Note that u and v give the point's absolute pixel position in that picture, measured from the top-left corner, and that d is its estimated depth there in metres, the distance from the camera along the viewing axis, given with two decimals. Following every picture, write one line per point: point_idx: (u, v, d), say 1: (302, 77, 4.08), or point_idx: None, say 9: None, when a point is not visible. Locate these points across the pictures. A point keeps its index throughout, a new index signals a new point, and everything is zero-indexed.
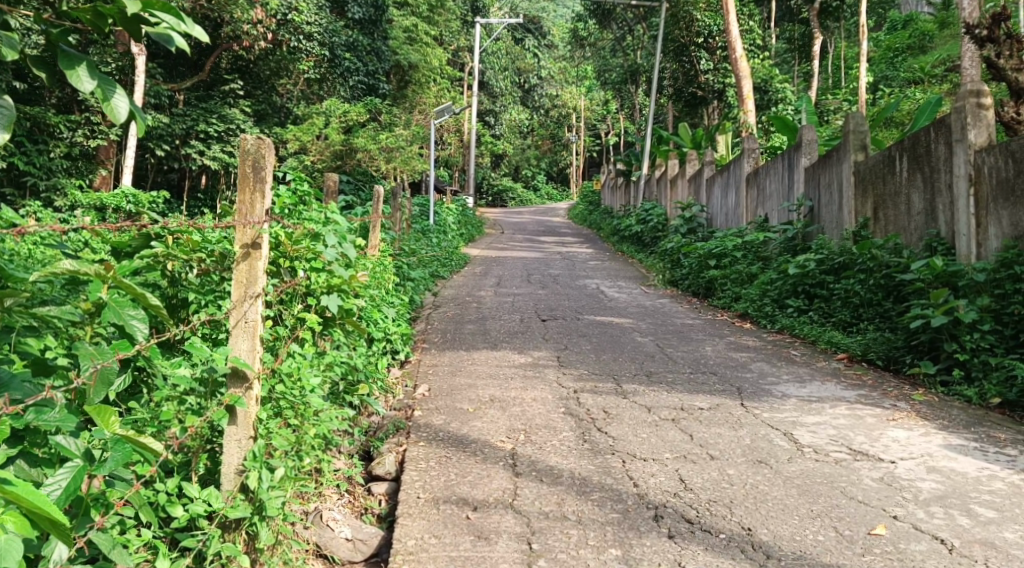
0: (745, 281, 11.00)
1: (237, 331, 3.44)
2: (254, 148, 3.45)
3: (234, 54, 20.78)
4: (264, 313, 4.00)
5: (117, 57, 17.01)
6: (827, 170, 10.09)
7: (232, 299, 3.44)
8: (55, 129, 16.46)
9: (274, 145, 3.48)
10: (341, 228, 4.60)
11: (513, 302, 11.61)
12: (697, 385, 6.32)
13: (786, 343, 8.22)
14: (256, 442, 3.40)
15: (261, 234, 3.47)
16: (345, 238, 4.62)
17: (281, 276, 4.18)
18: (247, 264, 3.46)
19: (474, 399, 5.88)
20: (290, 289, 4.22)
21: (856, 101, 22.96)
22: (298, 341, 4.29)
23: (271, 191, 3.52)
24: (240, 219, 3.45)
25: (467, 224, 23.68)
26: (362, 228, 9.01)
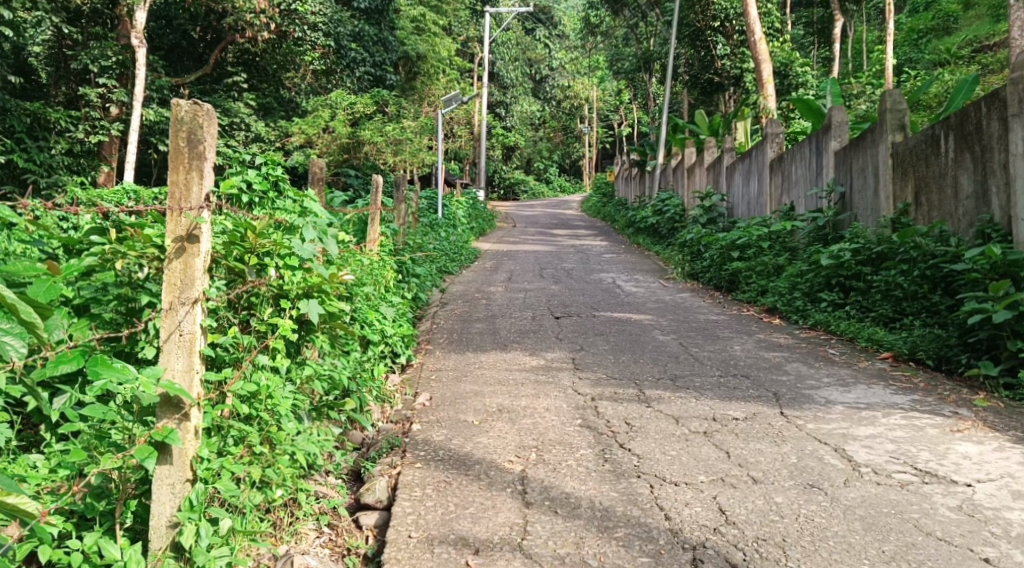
0: (771, 274, 10.35)
1: (171, 346, 3.07)
2: (188, 117, 3.08)
3: (239, 47, 20.33)
4: (217, 319, 3.43)
5: (118, 51, 16.18)
6: (861, 153, 9.38)
7: (164, 305, 3.07)
8: (57, 124, 15.88)
9: (212, 113, 3.12)
10: (323, 219, 4.02)
11: (525, 298, 10.98)
12: (728, 391, 5.68)
13: (822, 340, 7.57)
14: (193, 487, 3.04)
15: (199, 224, 3.09)
16: (327, 231, 4.04)
17: (244, 276, 3.59)
18: (181, 262, 3.08)
19: (480, 410, 5.25)
20: (254, 289, 3.63)
21: (880, 84, 22.19)
22: (267, 352, 3.70)
23: (210, 170, 3.13)
24: (174, 205, 3.07)
25: (477, 217, 23.09)
26: (361, 221, 8.40)
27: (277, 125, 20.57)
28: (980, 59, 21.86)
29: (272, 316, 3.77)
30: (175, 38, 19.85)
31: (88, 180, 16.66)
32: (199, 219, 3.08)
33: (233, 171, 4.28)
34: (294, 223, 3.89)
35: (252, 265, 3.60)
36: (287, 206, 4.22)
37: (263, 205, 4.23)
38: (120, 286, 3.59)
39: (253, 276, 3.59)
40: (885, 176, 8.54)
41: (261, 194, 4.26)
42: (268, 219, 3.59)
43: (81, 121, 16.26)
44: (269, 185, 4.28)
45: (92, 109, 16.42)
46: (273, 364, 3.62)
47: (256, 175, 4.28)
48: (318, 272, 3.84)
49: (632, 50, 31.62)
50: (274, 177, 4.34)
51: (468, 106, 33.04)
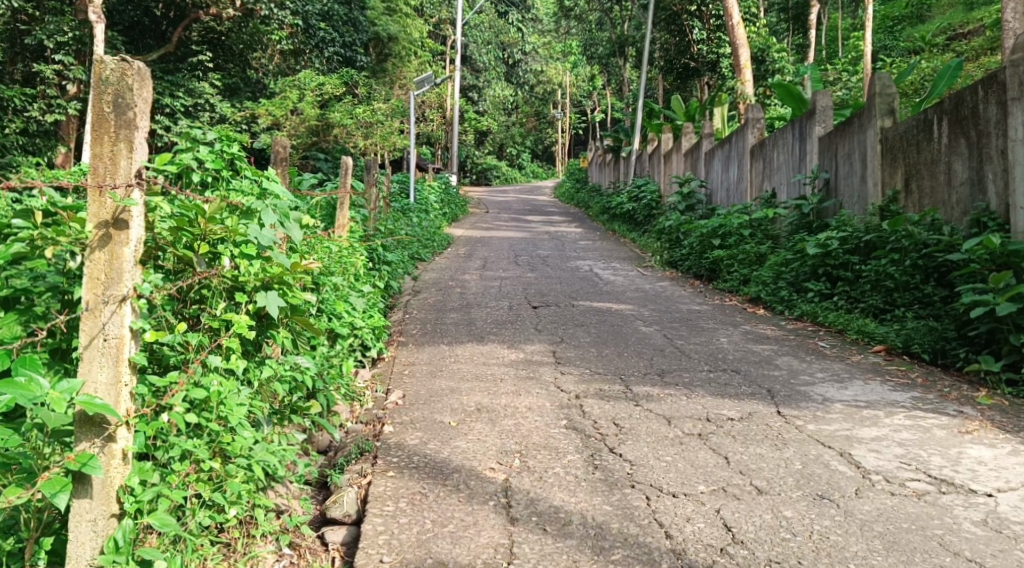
0: (753, 262, 10.07)
1: (93, 353, 2.79)
2: (115, 78, 2.78)
3: (205, 25, 19.69)
4: (156, 318, 3.09)
5: (75, 27, 15.55)
6: (847, 139, 9.11)
7: (85, 305, 2.79)
8: (11, 102, 15.39)
9: (144, 75, 2.83)
10: (283, 202, 3.65)
11: (500, 286, 10.62)
12: (721, 388, 5.36)
13: (810, 332, 7.30)
14: (118, 524, 2.78)
15: (126, 207, 2.82)
16: (289, 213, 3.67)
17: (193, 266, 3.25)
18: (107, 253, 2.81)
19: (457, 410, 4.90)
20: (205, 281, 3.28)
21: (857, 71, 22.01)
22: (217, 352, 3.35)
23: (141, 142, 2.85)
24: (97, 182, 2.79)
25: (450, 203, 22.66)
26: (329, 206, 7.97)
27: (243, 107, 19.96)
28: (955, 47, 21.74)
29: (226, 311, 3.41)
30: (137, 15, 19.17)
31: (45, 161, 15.99)
32: (128, 199, 2.80)
33: (182, 144, 3.81)
34: (251, 206, 3.52)
35: (202, 253, 3.25)
36: (244, 187, 3.82)
37: (216, 183, 3.80)
38: (50, 276, 3.22)
39: (204, 265, 3.24)
40: (874, 161, 8.25)
41: (214, 172, 3.78)
42: (220, 202, 3.24)
43: (37, 99, 15.66)
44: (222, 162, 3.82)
45: (48, 87, 15.75)
46: (225, 367, 3.26)
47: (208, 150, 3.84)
48: (278, 261, 3.48)
49: (606, 34, 31.24)
50: (228, 154, 3.90)
51: (439, 90, 32.50)
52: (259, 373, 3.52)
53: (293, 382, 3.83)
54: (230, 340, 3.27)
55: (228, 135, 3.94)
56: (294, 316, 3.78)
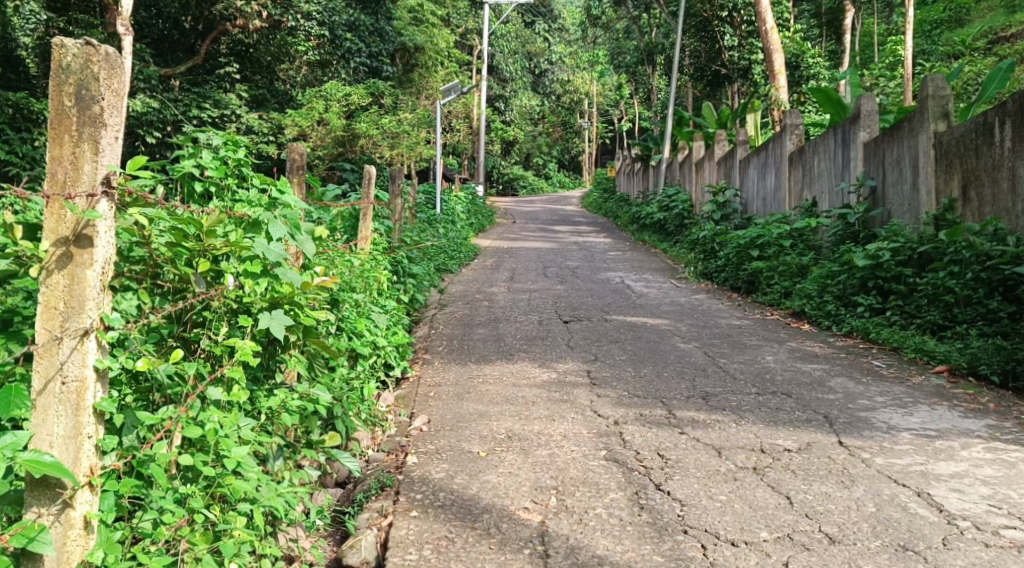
0: (795, 274, 9.60)
1: (49, 398, 2.53)
2: (78, 64, 2.53)
3: (232, 38, 19.63)
4: (144, 349, 2.83)
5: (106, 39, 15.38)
6: (895, 144, 8.64)
7: (40, 342, 2.53)
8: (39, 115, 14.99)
9: (113, 64, 2.56)
10: (293, 214, 3.37)
11: (529, 299, 10.25)
12: (773, 414, 4.91)
13: (862, 351, 6.83)
14: None
15: (90, 221, 2.55)
16: (299, 225, 3.38)
17: (192, 286, 2.99)
18: (65, 279, 2.55)
19: (487, 438, 4.51)
20: (204, 302, 3.01)
21: (895, 76, 21.44)
22: (219, 382, 3.07)
23: (107, 142, 2.58)
24: (56, 194, 2.54)
25: (476, 213, 22.33)
26: (352, 216, 7.65)
27: (270, 118, 19.82)
28: (997, 51, 21.13)
29: (229, 335, 3.13)
30: (165, 28, 19.06)
31: None
32: (93, 211, 2.54)
33: (182, 153, 3.57)
34: (257, 218, 3.24)
35: (202, 271, 3.00)
36: (251, 197, 3.54)
37: (219, 193, 3.56)
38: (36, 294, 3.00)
39: (203, 285, 2.99)
40: (927, 167, 7.80)
41: (218, 182, 3.55)
42: (220, 216, 2.97)
43: None
44: (226, 170, 3.56)
45: None
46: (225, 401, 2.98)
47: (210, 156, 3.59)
48: (284, 279, 3.20)
49: (633, 43, 30.83)
50: (235, 161, 3.64)
51: (466, 99, 32.28)
52: (266, 402, 3.22)
53: (304, 411, 3.47)
54: (232, 369, 2.99)
55: (233, 141, 3.68)
56: (307, 341, 3.47)
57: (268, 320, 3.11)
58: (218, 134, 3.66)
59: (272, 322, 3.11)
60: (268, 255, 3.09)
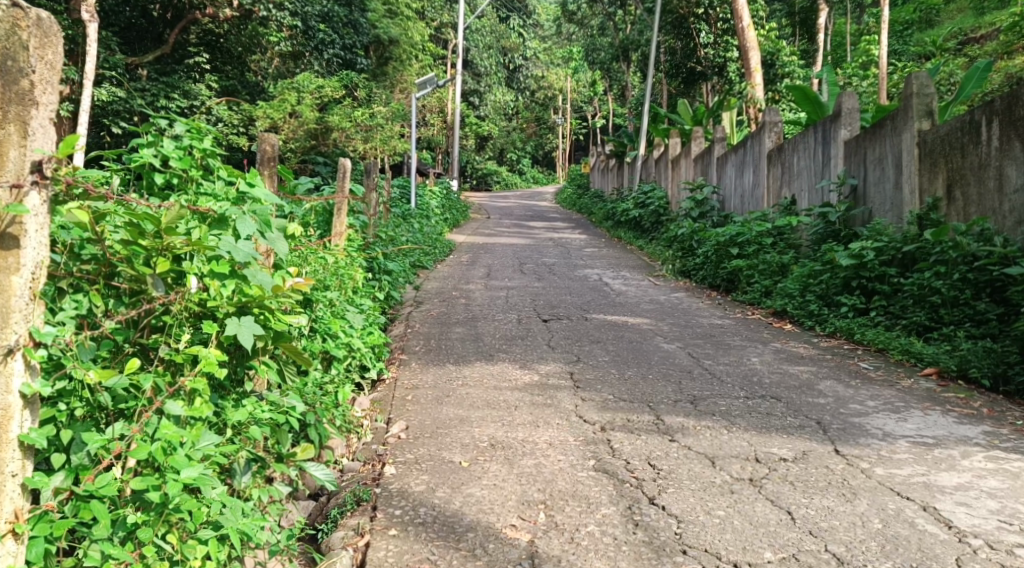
0: (776, 273, 9.47)
1: None
2: (3, 30, 2.47)
3: (202, 27, 19.28)
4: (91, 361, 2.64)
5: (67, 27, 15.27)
6: (877, 142, 8.53)
7: None
8: None
9: (47, 29, 2.53)
10: (263, 210, 3.13)
11: (507, 296, 10.04)
12: (763, 419, 4.75)
13: (848, 352, 6.70)
14: None
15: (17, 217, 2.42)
16: (270, 222, 3.14)
17: (150, 289, 2.78)
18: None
19: (469, 445, 4.30)
20: (162, 306, 2.81)
21: (870, 75, 21.44)
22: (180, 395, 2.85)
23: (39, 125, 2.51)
24: None
25: (451, 208, 22.05)
26: (326, 208, 7.38)
27: (241, 109, 19.41)
28: (970, 51, 21.21)
29: (192, 343, 2.93)
30: (133, 16, 18.61)
31: None
32: (17, 204, 2.41)
33: (142, 141, 3.31)
34: (224, 215, 3.02)
35: (161, 272, 2.79)
36: (217, 190, 3.29)
37: (183, 184, 3.30)
38: None
39: (162, 288, 2.79)
40: (909, 166, 7.65)
41: (182, 173, 3.28)
42: (179, 211, 2.77)
43: None
44: (190, 160, 3.29)
45: None
46: (187, 415, 2.78)
47: (173, 144, 3.34)
48: (253, 281, 2.97)
49: (608, 40, 30.38)
50: (200, 150, 3.39)
51: (440, 93, 31.96)
52: (234, 415, 3.01)
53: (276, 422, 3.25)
54: (194, 380, 2.79)
55: (197, 129, 3.42)
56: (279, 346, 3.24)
57: (235, 326, 2.89)
58: (182, 120, 3.41)
59: (241, 328, 2.89)
60: (236, 254, 2.87)
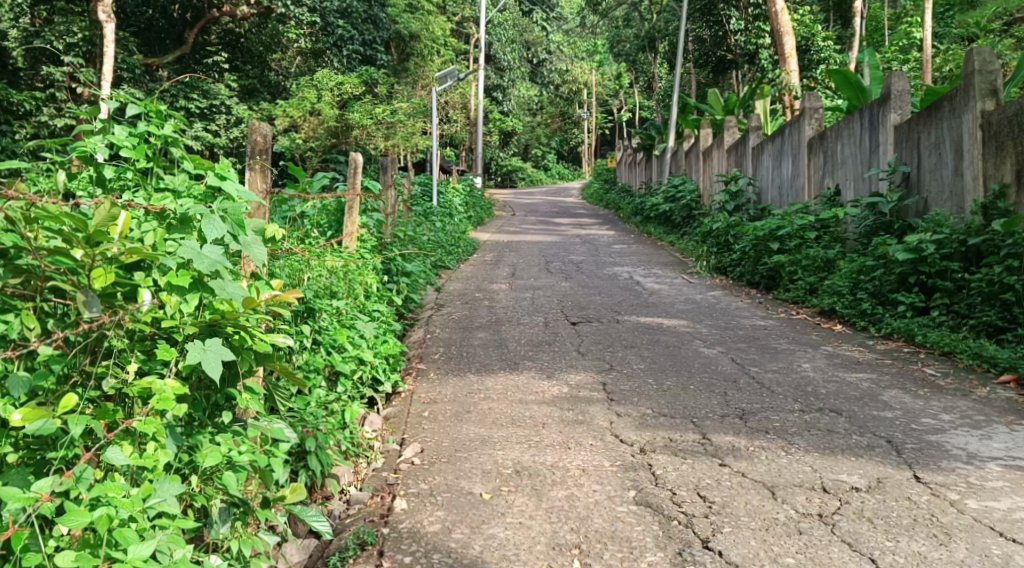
0: (821, 269, 8.87)
1: None
2: None
3: (223, 27, 19.43)
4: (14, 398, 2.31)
5: (84, 27, 15.51)
6: (931, 126, 7.90)
7: None
8: (19, 107, 14.78)
9: None
10: (236, 208, 2.74)
11: (533, 297, 9.54)
12: (826, 438, 4.18)
13: (909, 356, 6.11)
14: None
15: None
16: (244, 222, 2.76)
17: (85, 311, 2.39)
18: None
19: (492, 473, 3.80)
20: (99, 327, 2.43)
21: (910, 59, 20.59)
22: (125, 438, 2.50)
23: None
24: None
25: (475, 205, 21.56)
26: (338, 205, 6.93)
27: (261, 107, 19.08)
28: (1017, 32, 20.27)
29: (146, 371, 2.57)
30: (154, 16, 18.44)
31: None
32: None
33: (89, 128, 3.16)
34: (187, 215, 2.67)
35: (100, 286, 2.43)
36: (178, 185, 3.13)
37: (143, 180, 3.18)
38: None
39: (97, 307, 2.41)
40: (973, 150, 7.05)
41: (134, 164, 3.16)
42: (112, 209, 2.42)
43: (44, 103, 14.90)
44: (144, 150, 3.18)
45: (56, 90, 15.07)
46: (135, 463, 2.44)
47: (127, 131, 3.18)
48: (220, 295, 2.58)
49: (633, 31, 29.79)
50: (160, 137, 3.22)
51: (463, 89, 31.47)
52: (206, 457, 2.61)
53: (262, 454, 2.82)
54: (145, 421, 2.47)
55: (158, 116, 3.24)
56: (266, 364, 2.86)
57: (196, 349, 2.53)
58: (139, 103, 3.21)
59: (206, 351, 2.53)
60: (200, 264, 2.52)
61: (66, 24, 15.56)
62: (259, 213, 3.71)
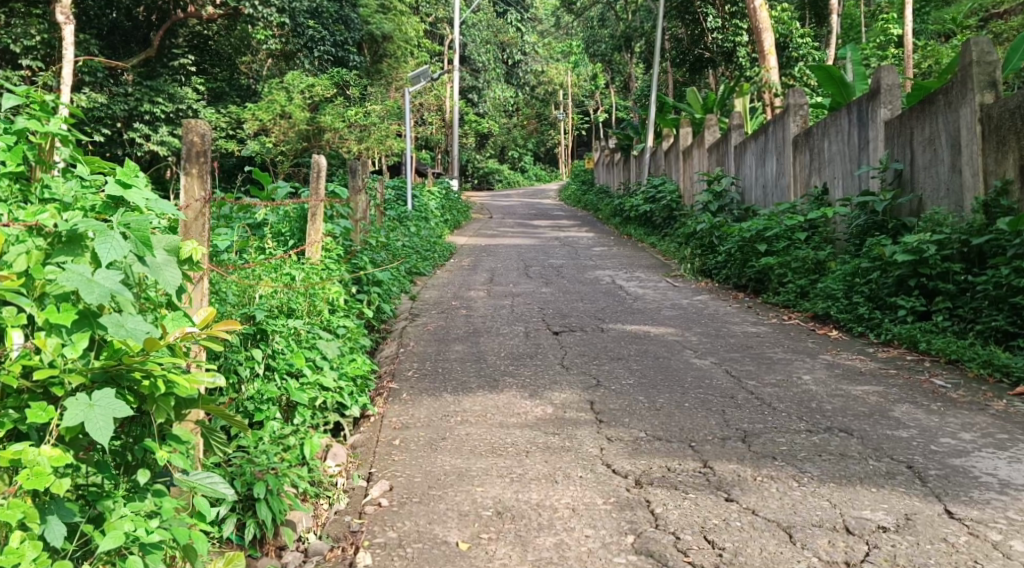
0: (812, 271, 8.50)
1: None
2: None
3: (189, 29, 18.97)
4: None
5: (42, 29, 15.41)
6: (925, 120, 7.53)
7: None
8: None
9: None
10: (140, 222, 2.35)
11: (512, 305, 9.09)
12: (839, 463, 3.77)
13: (914, 364, 5.73)
14: None
15: None
16: (151, 239, 2.37)
17: None
18: None
19: (469, 516, 3.36)
20: None
21: (888, 55, 20.34)
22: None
23: None
24: None
25: (451, 208, 21.10)
26: (299, 210, 6.43)
27: (228, 111, 18.57)
28: (995, 27, 20.04)
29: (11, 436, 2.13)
30: (117, 19, 17.76)
31: None
32: None
33: None
34: (75, 232, 2.28)
35: None
36: (65, 192, 2.71)
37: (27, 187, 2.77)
38: None
39: None
40: (971, 145, 6.69)
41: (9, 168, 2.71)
42: None
43: None
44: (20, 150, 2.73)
45: None
46: None
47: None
48: (115, 334, 2.20)
49: (608, 31, 29.26)
50: (41, 133, 2.77)
51: (438, 91, 30.96)
52: (106, 537, 2.20)
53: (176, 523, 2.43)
54: (8, 506, 2.05)
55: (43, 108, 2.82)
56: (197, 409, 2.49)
57: (77, 404, 2.12)
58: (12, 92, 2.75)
59: (91, 409, 2.12)
60: (87, 296, 2.14)
61: (22, 26, 15.38)
62: (194, 225, 3.32)
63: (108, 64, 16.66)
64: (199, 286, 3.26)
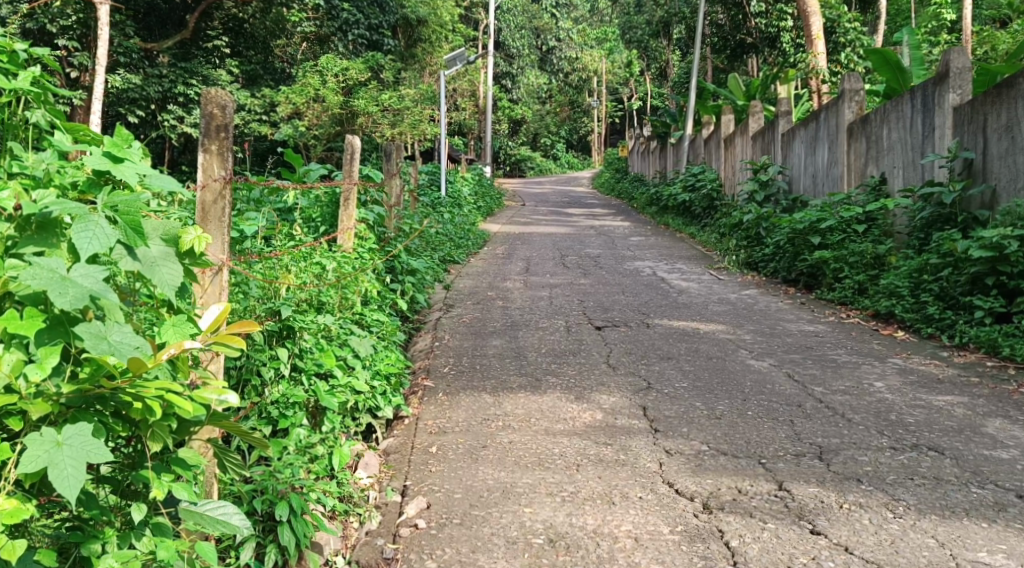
0: (871, 266, 8.00)
1: None
2: None
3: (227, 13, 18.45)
4: None
5: (78, 9, 15.29)
6: (1002, 105, 6.98)
7: None
8: None
9: None
10: (130, 204, 2.05)
11: (551, 297, 8.68)
12: (936, 490, 3.32)
13: (998, 371, 5.25)
14: None
15: None
16: (142, 230, 2.06)
17: None
18: None
19: (518, 546, 2.98)
20: None
21: (941, 40, 19.56)
22: None
23: None
24: None
25: (484, 195, 20.71)
26: (332, 194, 6.06)
27: (261, 94, 18.30)
28: None
29: None
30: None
31: None
32: None
33: None
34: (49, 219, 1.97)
35: None
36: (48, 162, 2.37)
37: None
38: None
39: None
40: None
41: None
42: None
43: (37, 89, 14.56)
44: None
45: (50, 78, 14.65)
46: None
47: None
48: (95, 350, 1.89)
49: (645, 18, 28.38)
50: (20, 93, 2.41)
51: (472, 76, 30.54)
52: None
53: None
54: None
55: (16, 62, 2.47)
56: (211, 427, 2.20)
57: (43, 442, 1.81)
58: None
59: (61, 449, 1.81)
60: (58, 301, 1.83)
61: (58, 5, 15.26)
62: (213, 211, 2.95)
63: (142, 45, 16.47)
64: (216, 278, 2.91)
